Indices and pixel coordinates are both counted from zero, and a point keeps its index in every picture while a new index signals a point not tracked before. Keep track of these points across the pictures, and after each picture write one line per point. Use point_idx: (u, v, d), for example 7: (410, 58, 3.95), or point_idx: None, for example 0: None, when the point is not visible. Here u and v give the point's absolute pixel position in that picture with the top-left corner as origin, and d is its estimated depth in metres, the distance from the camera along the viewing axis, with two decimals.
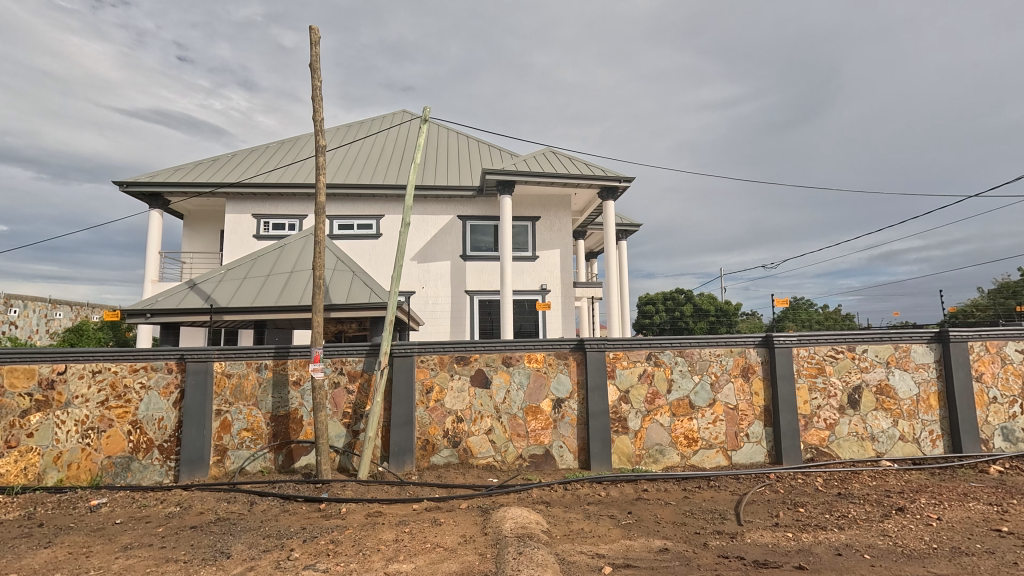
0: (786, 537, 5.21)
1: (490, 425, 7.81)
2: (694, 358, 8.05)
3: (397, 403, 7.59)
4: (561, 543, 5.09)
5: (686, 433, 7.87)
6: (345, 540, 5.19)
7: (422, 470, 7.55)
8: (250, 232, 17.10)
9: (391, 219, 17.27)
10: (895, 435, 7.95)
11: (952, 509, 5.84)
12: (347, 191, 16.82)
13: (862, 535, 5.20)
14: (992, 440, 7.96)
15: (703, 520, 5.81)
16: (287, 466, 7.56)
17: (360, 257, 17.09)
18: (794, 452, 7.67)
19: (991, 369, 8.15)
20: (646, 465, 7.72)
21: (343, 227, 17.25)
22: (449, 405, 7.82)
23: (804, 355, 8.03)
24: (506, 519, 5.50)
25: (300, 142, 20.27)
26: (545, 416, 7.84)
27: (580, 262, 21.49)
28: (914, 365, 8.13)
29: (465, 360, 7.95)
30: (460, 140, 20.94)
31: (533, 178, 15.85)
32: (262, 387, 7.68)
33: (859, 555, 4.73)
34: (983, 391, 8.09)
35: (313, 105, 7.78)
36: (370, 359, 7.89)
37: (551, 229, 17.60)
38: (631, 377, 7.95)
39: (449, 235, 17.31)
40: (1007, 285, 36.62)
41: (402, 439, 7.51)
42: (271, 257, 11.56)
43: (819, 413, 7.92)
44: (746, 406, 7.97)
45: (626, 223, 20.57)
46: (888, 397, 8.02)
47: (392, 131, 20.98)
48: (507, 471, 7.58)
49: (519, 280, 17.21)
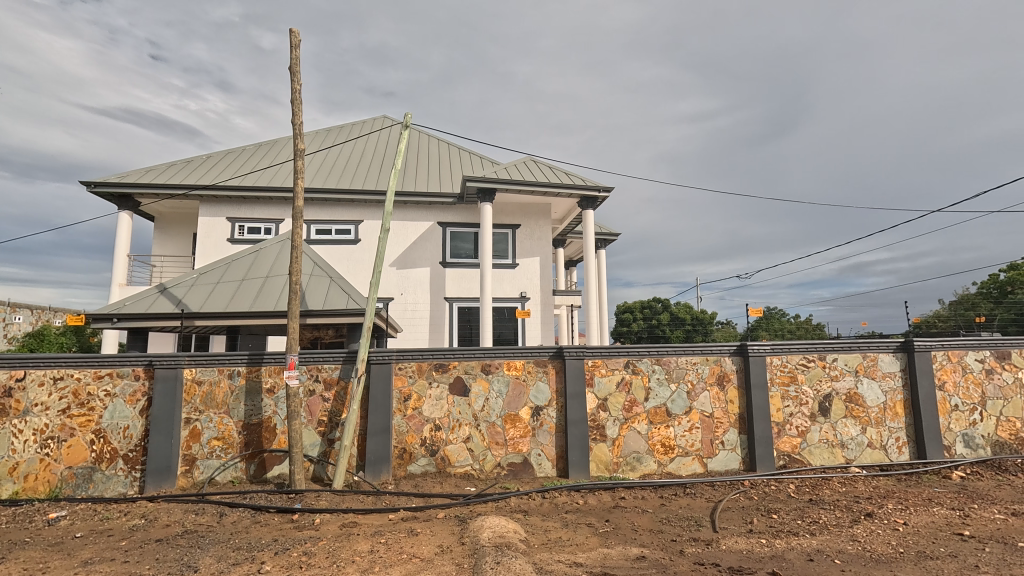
0: (760, 543, 5.30)
1: (468, 434, 7.75)
2: (670, 367, 8.15)
3: (374, 412, 7.47)
4: (539, 552, 5.06)
5: (663, 441, 7.93)
6: (318, 551, 5.07)
7: (399, 479, 7.42)
8: (225, 236, 16.73)
9: (371, 225, 17.12)
10: (863, 442, 8.17)
11: (917, 514, 6.02)
12: (326, 195, 16.64)
13: (832, 540, 5.32)
14: (954, 447, 8.27)
15: (678, 527, 5.86)
16: (260, 475, 7.37)
17: (337, 262, 16.85)
18: (768, 460, 7.80)
19: (953, 378, 8.46)
20: (624, 473, 7.75)
21: (321, 232, 17.02)
22: (427, 413, 7.74)
23: (777, 364, 8.20)
24: (483, 529, 5.45)
25: (278, 145, 20.08)
26: (524, 424, 7.83)
27: (560, 270, 21.68)
28: (881, 374, 8.38)
29: (444, 367, 7.89)
30: (440, 147, 20.92)
31: (513, 187, 15.93)
32: (234, 395, 7.47)
33: (830, 560, 4.83)
34: (945, 399, 8.37)
35: (293, 106, 7.67)
36: (347, 367, 7.76)
37: (532, 238, 17.67)
38: (609, 385, 8.01)
39: (429, 241, 17.22)
40: (966, 299, 38.37)
41: (378, 447, 7.39)
42: (247, 260, 11.36)
43: (792, 420, 8.09)
44: (721, 413, 8.08)
45: (605, 232, 20.80)
46: (857, 405, 8.24)
47: (373, 137, 20.84)
48: (484, 480, 7.53)
49: (499, 288, 17.22)
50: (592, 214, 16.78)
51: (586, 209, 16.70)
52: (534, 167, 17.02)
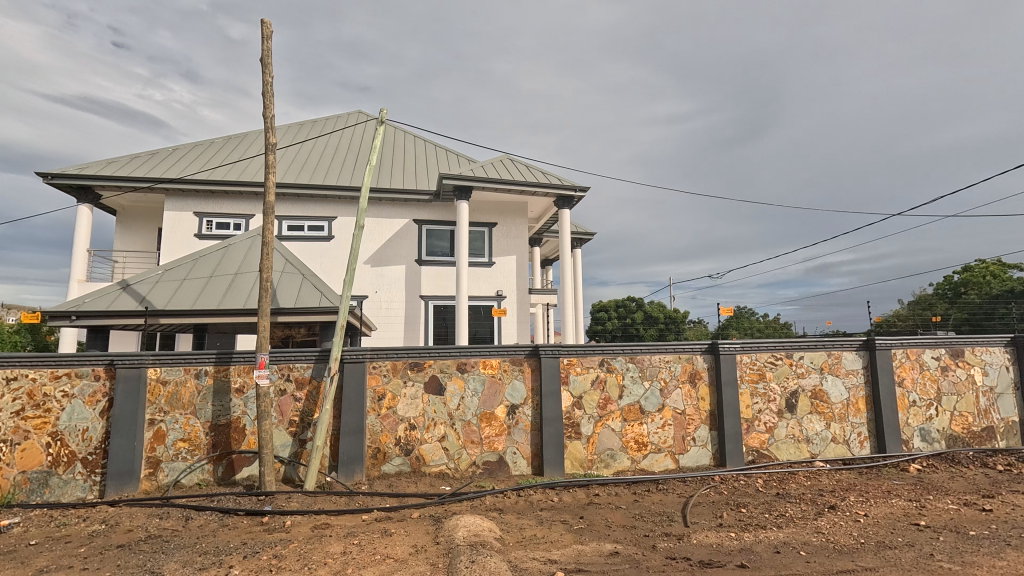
0: (729, 537, 5.43)
1: (443, 433, 7.71)
2: (644, 365, 8.27)
3: (347, 411, 7.36)
4: (514, 550, 5.08)
5: (636, 438, 8.05)
6: (289, 554, 4.97)
7: (373, 479, 7.34)
8: (192, 231, 16.22)
9: (345, 221, 16.85)
10: (827, 437, 8.45)
11: (877, 506, 6.27)
12: (298, 191, 16.29)
13: (798, 533, 5.49)
14: (911, 441, 8.63)
15: (651, 523, 5.95)
16: (228, 477, 7.18)
17: (310, 259, 16.53)
18: (737, 455, 7.99)
19: (911, 375, 8.82)
20: (598, 470, 7.83)
21: (293, 228, 16.66)
22: (402, 412, 7.66)
23: (747, 361, 8.41)
24: (458, 528, 5.43)
25: (249, 138, 19.57)
26: (499, 423, 7.83)
27: (537, 269, 21.75)
28: (845, 371, 8.68)
29: (419, 366, 7.82)
30: (416, 144, 20.72)
31: (490, 185, 15.89)
32: (201, 396, 7.26)
33: (796, 552, 4.99)
34: (904, 395, 8.73)
35: (264, 98, 7.48)
36: (319, 366, 7.62)
37: (508, 236, 17.67)
38: (584, 383, 8.08)
39: (404, 239, 17.05)
40: (924, 300, 40.06)
41: (352, 447, 7.29)
42: (215, 257, 11.04)
43: (760, 417, 8.31)
44: (693, 410, 8.25)
45: (581, 231, 20.96)
46: (822, 401, 8.52)
47: (347, 132, 20.49)
48: (459, 479, 7.51)
49: (475, 286, 17.17)
50: (568, 213, 16.87)
51: (562, 208, 16.78)
52: (511, 165, 17.01)
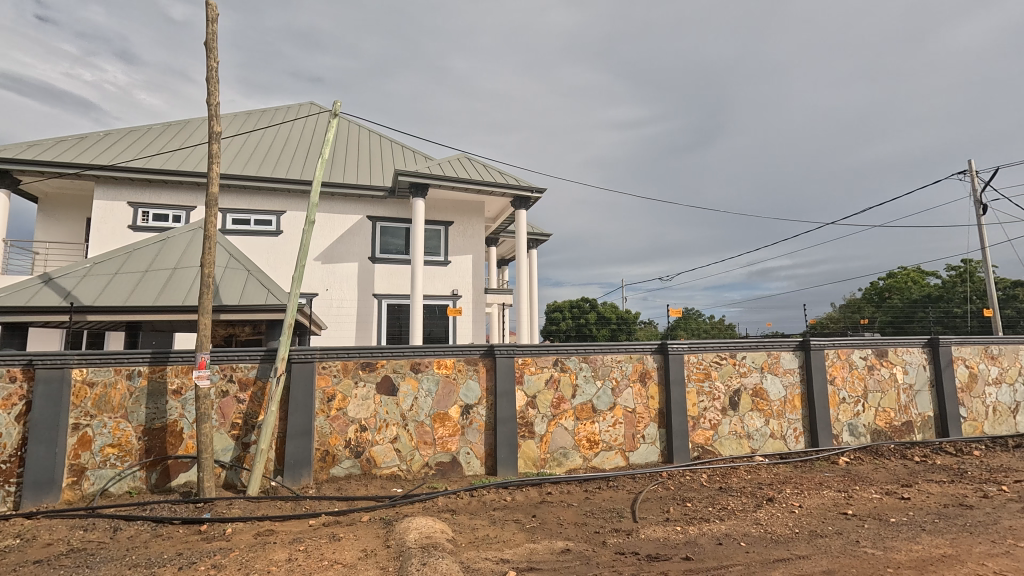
0: (675, 531, 5.62)
1: (395, 434, 7.57)
2: (597, 364, 8.43)
3: (294, 413, 7.10)
4: (466, 551, 5.05)
5: (588, 436, 8.19)
6: (229, 563, 4.74)
7: (321, 483, 7.11)
8: (125, 222, 15.19)
9: (294, 216, 16.26)
10: (766, 433, 8.90)
11: (810, 497, 6.66)
12: (244, 183, 15.58)
13: (739, 524, 5.75)
14: (841, 435, 9.22)
15: (601, 519, 6.07)
16: (162, 484, 6.76)
17: (256, 254, 15.83)
18: (683, 451, 8.29)
19: (841, 373, 9.43)
20: (551, 469, 7.91)
21: (239, 221, 15.90)
22: (353, 414, 7.47)
23: (694, 361, 8.74)
24: (410, 530, 5.35)
25: (191, 126, 18.54)
26: (453, 423, 7.77)
27: (493, 269, 21.75)
28: (782, 370, 9.17)
29: (371, 366, 7.65)
30: (371, 139, 20.25)
31: (447, 183, 15.75)
32: (134, 397, 6.81)
33: (736, 543, 5.22)
34: (835, 393, 9.32)
35: (208, 84, 7.09)
36: (265, 366, 7.32)
37: (464, 235, 17.57)
38: (538, 383, 8.14)
39: (357, 236, 16.62)
40: (853, 304, 42.95)
41: (298, 450, 7.03)
42: (151, 250, 10.38)
43: (705, 414, 8.65)
44: (643, 409, 8.48)
45: (537, 232, 21.13)
46: (761, 399, 8.96)
47: (298, 124, 19.77)
48: (411, 481, 7.40)
49: (430, 285, 16.97)
50: (525, 214, 16.95)
51: (519, 209, 16.84)
52: (468, 164, 16.92)
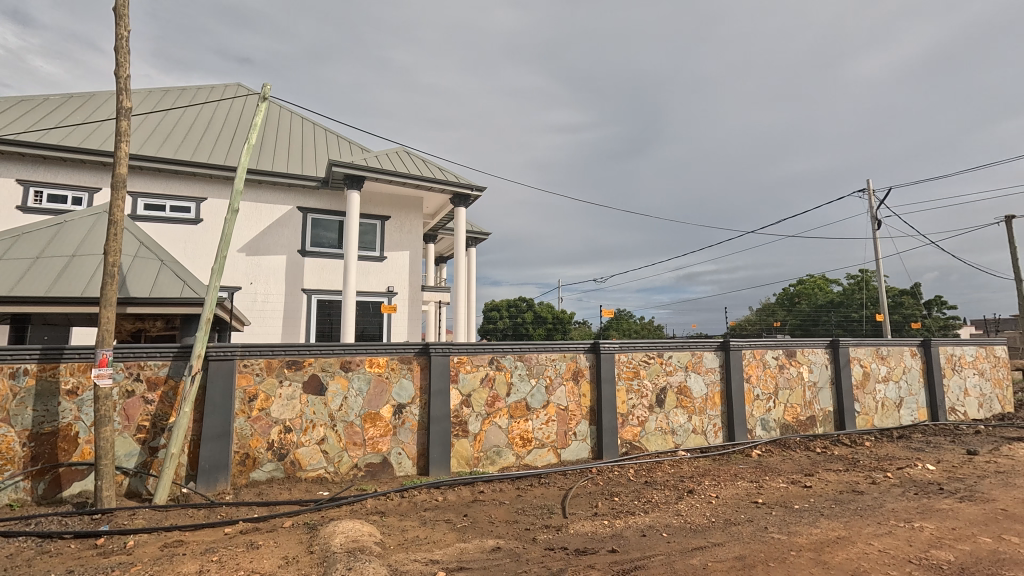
0: (602, 524, 5.80)
1: (322, 435, 7.26)
2: (531, 363, 8.52)
3: (210, 414, 6.62)
4: (395, 553, 4.93)
5: (521, 434, 8.27)
6: None
7: (239, 489, 6.69)
8: (13, 202, 13.53)
9: (216, 204, 15.20)
10: (689, 428, 9.39)
11: (726, 487, 7.11)
12: (159, 165, 14.35)
13: (661, 516, 6.03)
14: (755, 430, 9.91)
15: (532, 516, 6.15)
16: (51, 495, 6.08)
17: (171, 243, 14.64)
18: (612, 447, 8.58)
19: (756, 372, 10.13)
20: (484, 467, 7.91)
21: (151, 207, 14.63)
22: (276, 414, 7.08)
23: (624, 360, 9.05)
24: (335, 534, 5.15)
25: (97, 99, 16.83)
26: (384, 423, 7.57)
27: (430, 266, 21.45)
28: (704, 368, 9.70)
29: (297, 364, 7.30)
30: (304, 126, 19.33)
31: (384, 176, 15.32)
32: (18, 399, 6.07)
33: (659, 534, 5.47)
34: (750, 390, 10.00)
35: (116, 54, 6.45)
36: (178, 364, 6.78)
37: (401, 231, 17.19)
38: (473, 381, 8.10)
39: (286, 227, 15.80)
40: (768, 308, 46.36)
41: (214, 454, 6.57)
42: (44, 235, 9.31)
43: (634, 411, 8.99)
44: (575, 406, 8.68)
45: (475, 230, 21.07)
46: (685, 396, 9.45)
47: (223, 105, 18.49)
48: (339, 483, 7.13)
49: (365, 281, 16.45)
50: (464, 211, 16.84)
51: (458, 206, 16.70)
52: (407, 158, 16.57)
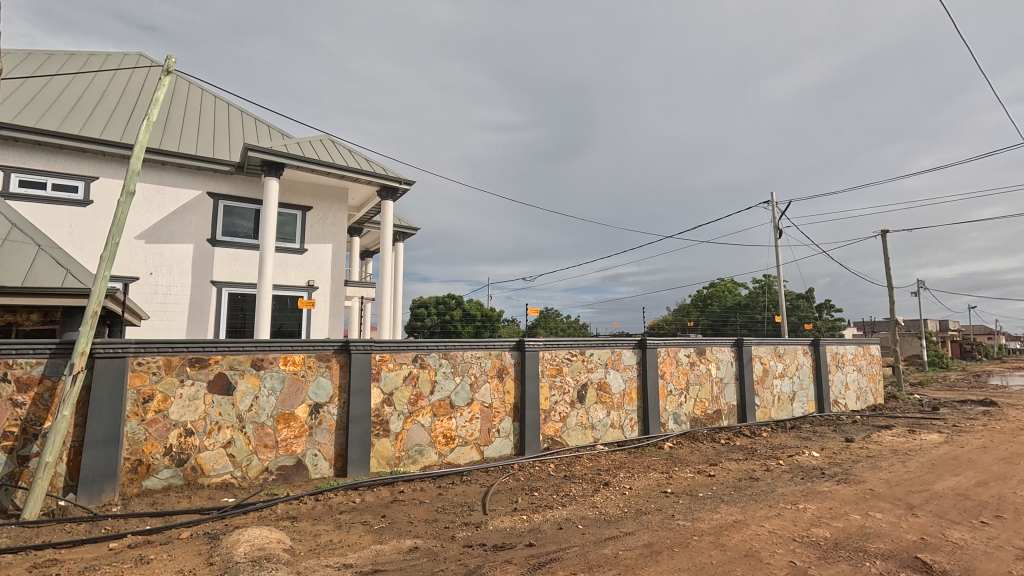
0: (521, 519, 5.89)
1: (229, 437, 6.78)
2: (456, 361, 8.47)
3: (95, 418, 5.95)
4: (305, 559, 4.71)
5: (444, 432, 8.20)
6: None
7: (129, 499, 6.09)
8: None
9: (110, 185, 13.73)
10: (607, 423, 9.77)
11: (639, 479, 7.48)
12: (40, 138, 12.72)
13: (578, 509, 6.23)
14: (667, 423, 10.51)
15: (452, 514, 6.12)
16: None
17: (53, 227, 13.03)
18: (534, 443, 8.76)
19: (670, 368, 10.73)
20: (405, 467, 7.76)
21: (29, 185, 12.93)
22: (175, 417, 6.51)
23: (548, 357, 9.25)
24: (239, 543, 4.83)
25: None
26: (299, 423, 7.20)
27: (355, 261, 20.70)
28: (623, 365, 10.13)
29: (202, 362, 6.76)
30: (218, 106, 17.93)
31: (306, 165, 14.57)
32: None
33: (575, 526, 5.64)
34: (664, 386, 10.58)
35: None
36: (56, 362, 6.04)
37: (323, 223, 16.43)
38: (395, 379, 7.91)
39: (193, 214, 14.58)
40: (683, 309, 49.31)
41: (99, 462, 5.93)
42: None
43: (556, 407, 9.22)
44: (499, 404, 8.74)
45: (403, 225, 20.60)
46: (605, 392, 9.82)
47: (121, 76, 16.71)
48: (247, 489, 6.70)
49: (282, 274, 15.56)
50: (391, 205, 16.39)
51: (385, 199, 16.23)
52: (332, 147, 15.86)
